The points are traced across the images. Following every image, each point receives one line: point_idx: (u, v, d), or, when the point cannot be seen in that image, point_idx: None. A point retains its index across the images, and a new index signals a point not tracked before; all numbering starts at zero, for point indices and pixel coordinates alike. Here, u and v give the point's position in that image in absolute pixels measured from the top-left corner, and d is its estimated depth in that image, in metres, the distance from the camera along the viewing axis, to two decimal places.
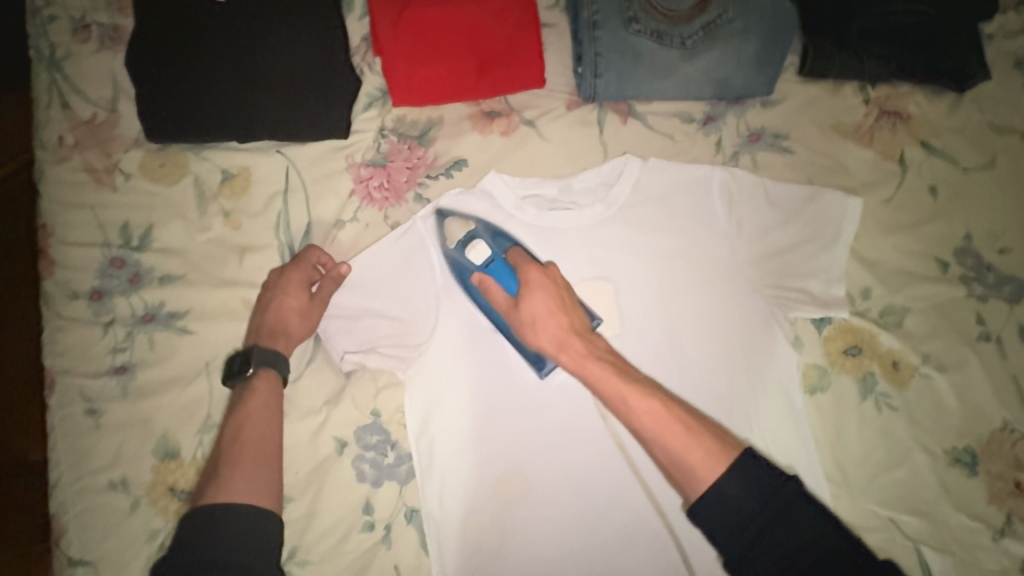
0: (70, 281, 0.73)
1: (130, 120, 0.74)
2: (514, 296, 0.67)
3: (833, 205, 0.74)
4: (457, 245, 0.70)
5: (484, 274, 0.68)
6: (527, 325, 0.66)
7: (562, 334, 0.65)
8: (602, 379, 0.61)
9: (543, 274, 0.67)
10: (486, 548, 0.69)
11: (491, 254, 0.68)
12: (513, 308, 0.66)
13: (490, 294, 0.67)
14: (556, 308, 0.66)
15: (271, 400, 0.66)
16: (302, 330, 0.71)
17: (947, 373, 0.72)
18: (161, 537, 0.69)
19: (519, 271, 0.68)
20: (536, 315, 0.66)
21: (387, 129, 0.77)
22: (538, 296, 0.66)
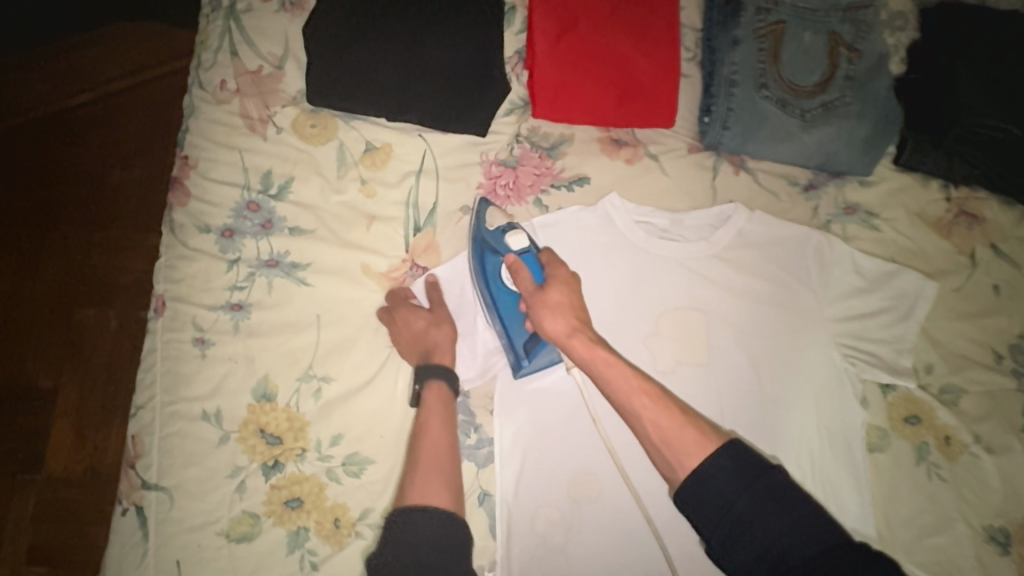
0: (203, 214, 0.76)
1: (293, 79, 0.80)
2: (539, 285, 0.71)
3: (912, 283, 0.82)
4: (499, 230, 0.75)
5: (519, 257, 0.72)
6: (544, 309, 0.70)
7: (577, 324, 0.69)
8: (609, 366, 0.65)
9: (571, 275, 0.72)
10: (551, 543, 0.72)
11: (528, 245, 0.73)
12: (537, 293, 0.71)
13: (517, 277, 0.72)
14: (574, 302, 0.70)
15: (443, 422, 0.70)
16: (442, 336, 0.74)
17: (993, 455, 0.78)
18: (242, 475, 0.71)
19: (549, 266, 0.72)
20: (553, 304, 0.70)
21: (522, 135, 0.83)
22: (562, 287, 0.71)
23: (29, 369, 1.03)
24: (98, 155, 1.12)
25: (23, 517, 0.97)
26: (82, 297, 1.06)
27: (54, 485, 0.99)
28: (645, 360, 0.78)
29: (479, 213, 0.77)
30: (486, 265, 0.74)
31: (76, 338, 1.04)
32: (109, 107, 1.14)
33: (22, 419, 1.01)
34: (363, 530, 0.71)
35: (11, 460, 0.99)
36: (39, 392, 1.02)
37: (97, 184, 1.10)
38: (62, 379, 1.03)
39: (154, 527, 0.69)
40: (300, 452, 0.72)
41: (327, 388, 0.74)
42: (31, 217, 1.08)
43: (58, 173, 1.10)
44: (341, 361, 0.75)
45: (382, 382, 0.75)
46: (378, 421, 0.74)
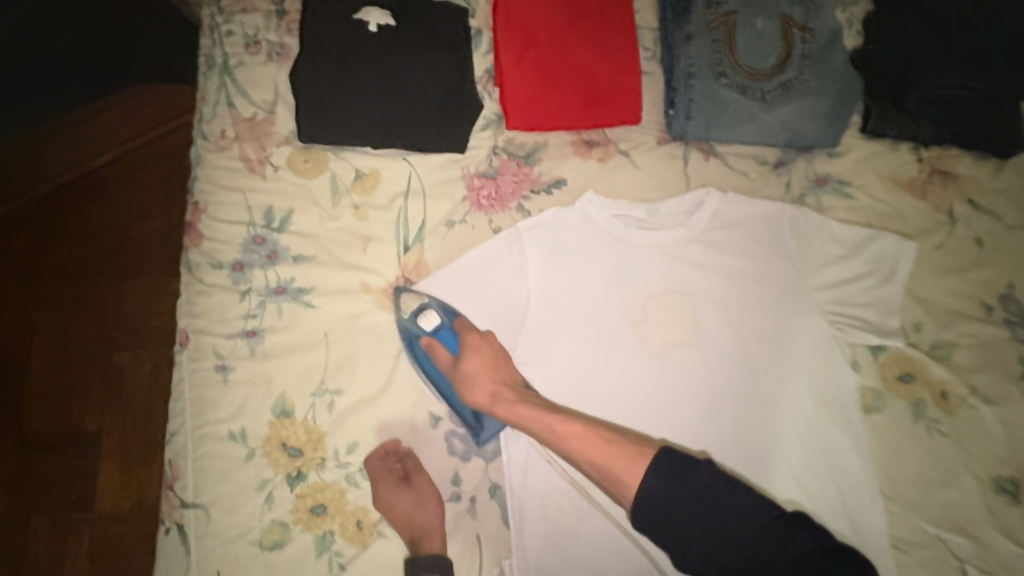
0: (215, 252, 0.83)
1: (284, 121, 0.87)
2: (455, 357, 0.78)
3: (891, 245, 0.84)
4: (410, 314, 0.81)
5: (433, 337, 0.79)
6: (465, 380, 0.76)
7: (500, 386, 0.75)
8: (534, 419, 0.71)
9: (481, 337, 0.78)
10: (562, 526, 0.76)
11: (440, 321, 0.80)
12: (454, 367, 0.77)
13: (436, 356, 0.79)
14: (491, 365, 0.76)
15: None
16: (433, 518, 0.76)
17: (993, 405, 0.79)
18: (269, 487, 0.76)
19: (461, 335, 0.79)
20: (472, 373, 0.76)
21: (499, 147, 0.89)
22: (473, 354, 0.76)
23: (74, 417, 1.12)
24: (122, 215, 1.21)
25: (79, 549, 1.07)
26: (121, 344, 1.15)
27: (104, 525, 1.07)
28: (635, 345, 0.82)
29: (396, 303, 0.83)
30: (413, 349, 0.81)
31: (113, 382, 1.13)
32: (130, 170, 1.23)
33: (71, 464, 1.10)
34: (385, 528, 0.76)
35: (66, 501, 1.08)
36: (84, 438, 1.11)
37: (124, 241, 1.20)
38: (104, 424, 1.11)
39: (194, 542, 0.76)
40: (320, 461, 0.78)
41: (339, 400, 0.79)
42: (67, 276, 1.18)
43: (89, 234, 1.20)
44: (349, 374, 0.80)
45: (390, 390, 0.81)
46: (390, 427, 0.80)
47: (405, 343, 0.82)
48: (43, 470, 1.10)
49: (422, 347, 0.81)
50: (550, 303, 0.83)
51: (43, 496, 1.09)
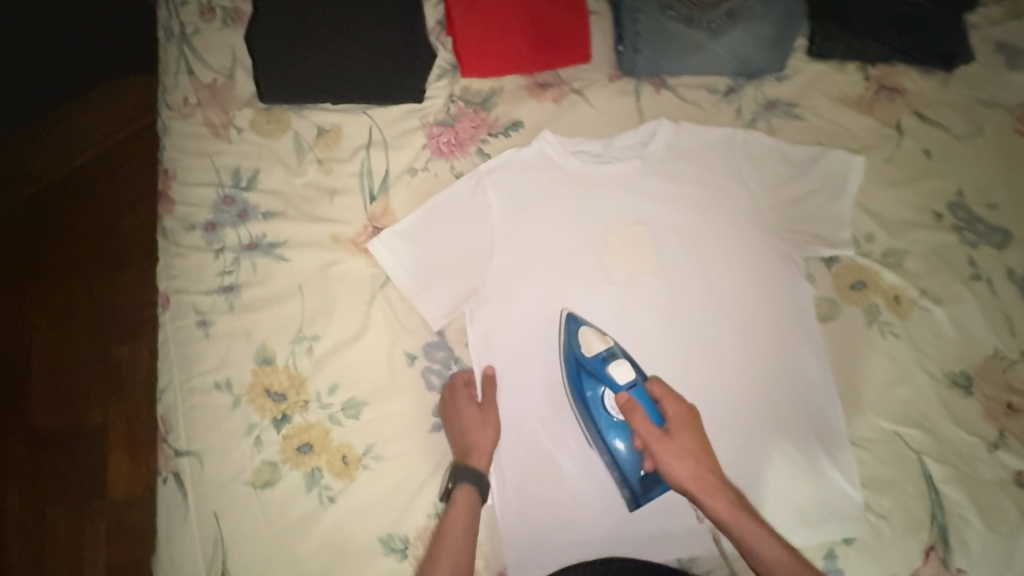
0: (187, 215, 0.86)
1: (244, 84, 0.89)
2: (662, 428, 0.74)
3: (840, 161, 0.86)
4: (599, 358, 0.78)
5: (630, 396, 0.75)
6: (677, 454, 0.72)
7: (708, 475, 0.72)
8: (740, 519, 0.70)
9: (689, 413, 0.75)
10: (536, 449, 0.80)
11: (634, 376, 0.77)
12: (664, 441, 0.73)
13: (636, 423, 0.74)
14: (699, 449, 0.73)
15: (470, 517, 0.74)
16: (489, 441, 0.78)
17: (943, 305, 0.82)
18: (257, 430, 0.81)
19: (663, 405, 0.75)
20: (684, 452, 0.73)
21: (455, 95, 0.91)
22: (686, 431, 0.74)
23: (78, 415, 1.16)
24: (102, 201, 1.24)
25: (97, 517, 1.12)
26: (118, 324, 1.19)
27: (118, 511, 1.13)
28: (598, 276, 0.84)
29: (568, 330, 0.81)
30: (583, 395, 0.78)
31: (115, 374, 1.17)
32: (105, 158, 1.25)
33: (80, 458, 1.14)
34: (369, 462, 0.80)
35: (79, 488, 1.13)
36: (90, 432, 1.15)
37: (109, 228, 1.23)
38: (110, 415, 1.16)
39: (190, 487, 0.80)
40: (304, 404, 0.81)
41: (317, 346, 0.83)
42: (56, 264, 1.21)
43: (73, 223, 1.23)
44: (325, 321, 0.84)
45: (366, 334, 0.84)
46: (368, 368, 0.83)
47: (377, 289, 0.86)
48: (53, 465, 1.14)
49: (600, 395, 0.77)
50: (515, 242, 0.85)
51: (51, 469, 1.14)
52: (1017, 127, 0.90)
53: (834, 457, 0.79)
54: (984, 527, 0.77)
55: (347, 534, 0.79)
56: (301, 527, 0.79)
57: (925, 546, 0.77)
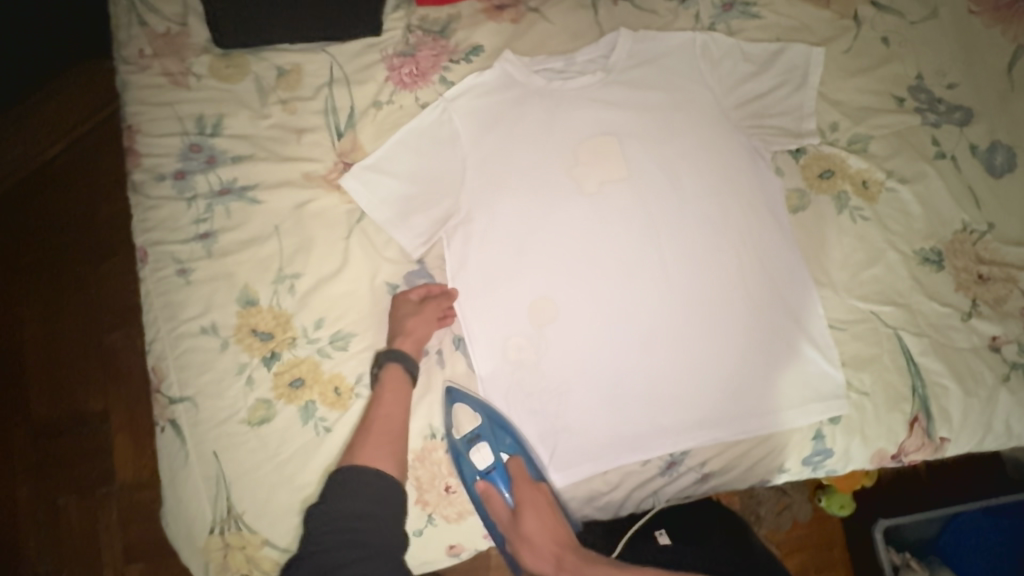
0: (156, 166, 0.86)
1: (199, 31, 0.88)
2: (512, 509, 0.80)
3: (799, 54, 0.87)
4: (463, 439, 0.82)
5: (488, 481, 0.81)
6: (525, 537, 0.79)
7: (560, 547, 0.78)
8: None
9: (534, 491, 0.80)
10: (525, 363, 0.82)
11: (492, 459, 0.81)
12: (513, 521, 0.80)
13: (492, 504, 0.81)
14: (546, 521, 0.79)
15: (399, 387, 0.79)
16: (421, 329, 0.81)
17: (910, 185, 0.84)
18: (248, 369, 0.82)
19: (514, 485, 0.81)
20: (531, 531, 0.79)
21: (413, 26, 0.90)
22: (533, 513, 0.79)
23: (76, 403, 1.15)
24: (76, 190, 1.21)
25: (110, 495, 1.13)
26: (103, 309, 1.18)
27: (128, 495, 1.13)
28: (570, 189, 0.85)
29: (446, 411, 0.82)
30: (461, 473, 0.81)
31: (108, 361, 1.17)
32: (70, 148, 1.21)
33: (82, 446, 1.14)
34: (362, 390, 0.81)
35: (86, 469, 1.14)
36: (91, 419, 1.15)
37: (85, 216, 1.20)
38: (109, 403, 1.16)
39: (189, 432, 0.81)
40: (292, 340, 0.82)
41: (299, 283, 0.84)
42: (36, 257, 1.19)
43: (48, 216, 1.20)
44: (305, 259, 0.84)
45: (348, 267, 0.85)
46: (352, 301, 0.84)
47: (354, 224, 0.86)
48: (57, 456, 1.14)
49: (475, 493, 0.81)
50: (484, 163, 0.86)
51: (56, 454, 1.14)
52: (971, 7, 0.91)
53: (814, 342, 0.81)
54: (962, 392, 0.80)
55: None
56: (301, 460, 0.80)
57: (909, 418, 0.80)
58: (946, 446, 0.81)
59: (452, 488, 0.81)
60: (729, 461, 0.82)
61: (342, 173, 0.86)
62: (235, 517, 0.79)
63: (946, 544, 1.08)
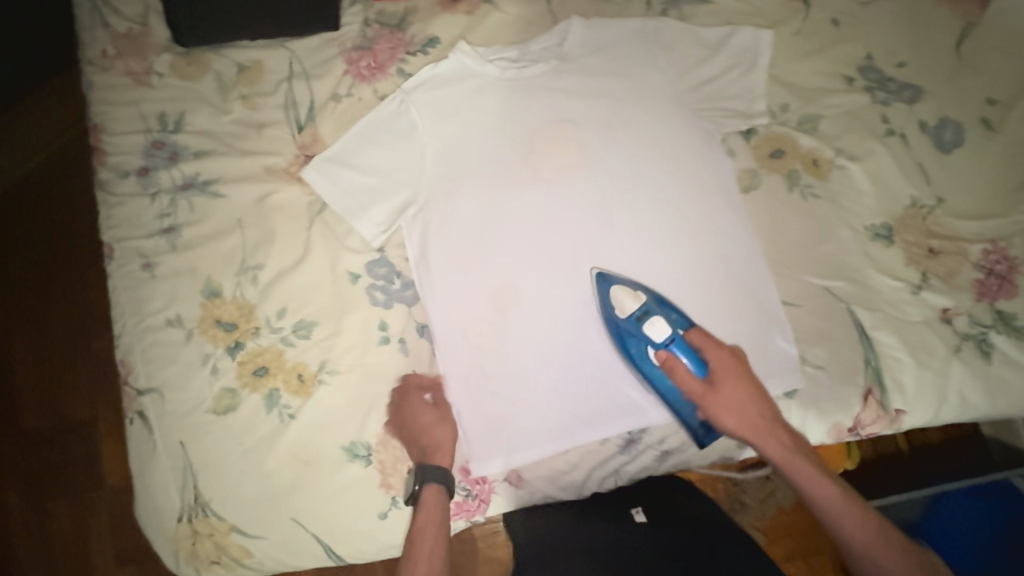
0: (120, 163, 0.87)
1: (160, 30, 0.90)
2: (707, 381, 0.75)
3: (748, 38, 0.88)
4: (633, 318, 0.78)
5: (669, 351, 0.76)
6: (723, 407, 0.74)
7: (764, 422, 0.74)
8: (808, 475, 0.72)
9: (732, 358, 0.75)
10: (486, 348, 0.83)
11: (672, 331, 0.76)
12: (707, 390, 0.75)
13: (676, 373, 0.75)
14: (750, 394, 0.75)
15: (439, 513, 0.74)
16: (449, 434, 0.81)
17: (859, 162, 0.85)
18: (212, 360, 0.83)
19: (705, 353, 0.76)
20: (729, 401, 0.74)
21: (370, 20, 0.92)
22: (731, 383, 0.75)
23: (61, 406, 1.16)
24: (50, 202, 1.20)
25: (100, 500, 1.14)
26: (82, 315, 1.19)
27: (118, 499, 1.14)
28: (527, 174, 0.87)
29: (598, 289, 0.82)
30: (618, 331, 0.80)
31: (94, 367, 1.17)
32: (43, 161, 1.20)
33: (68, 451, 1.15)
34: (325, 378, 0.83)
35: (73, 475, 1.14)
36: (77, 425, 1.16)
37: (63, 225, 1.20)
38: (95, 409, 1.16)
39: (156, 423, 0.83)
40: (255, 330, 0.84)
41: (262, 274, 0.85)
42: (16, 270, 1.19)
43: (27, 231, 1.19)
44: (267, 250, 0.86)
45: (310, 257, 0.86)
46: (314, 290, 0.86)
47: (315, 215, 0.88)
48: (45, 462, 1.15)
49: (643, 349, 0.78)
50: (443, 152, 0.87)
51: (44, 458, 1.15)
52: None
53: (768, 319, 0.82)
54: (914, 364, 0.81)
55: (311, 447, 0.82)
56: (265, 446, 0.82)
57: (863, 390, 0.81)
58: (901, 418, 0.82)
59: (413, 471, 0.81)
60: (687, 437, 0.83)
61: (303, 166, 0.88)
62: (202, 504, 0.81)
63: (930, 529, 1.03)
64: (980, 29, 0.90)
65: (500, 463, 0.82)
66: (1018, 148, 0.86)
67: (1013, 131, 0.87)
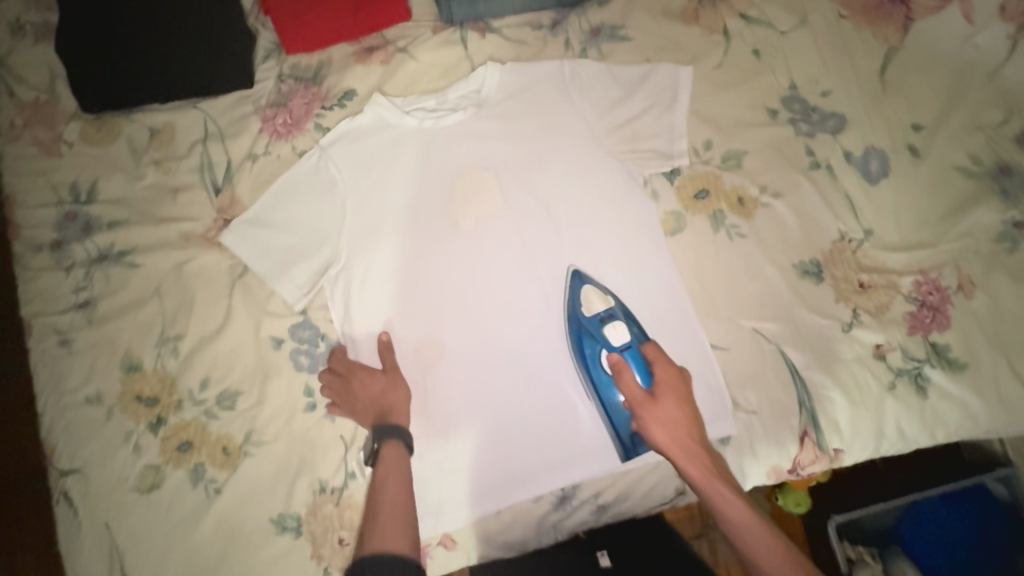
0: (33, 237, 0.85)
1: (67, 98, 0.88)
2: (649, 391, 0.74)
3: (668, 74, 0.86)
4: (595, 317, 0.79)
5: (622, 356, 0.76)
6: (659, 419, 0.72)
7: (691, 444, 0.71)
8: (727, 501, 0.67)
9: (679, 377, 0.74)
10: (412, 408, 0.82)
11: (628, 339, 0.77)
12: (647, 400, 0.73)
13: (622, 377, 0.75)
14: (686, 413, 0.73)
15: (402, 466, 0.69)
16: (400, 398, 0.77)
17: (784, 198, 0.84)
18: (135, 437, 0.81)
19: (655, 367, 0.75)
20: (665, 415, 0.72)
21: (284, 74, 0.90)
22: (672, 398, 0.73)
23: None
24: None
25: None
26: None
27: None
28: (449, 228, 0.85)
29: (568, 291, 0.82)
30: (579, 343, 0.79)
31: None
32: None
33: None
34: (250, 449, 0.81)
35: None
36: None
37: None
38: None
39: (80, 504, 0.80)
40: (177, 403, 0.82)
41: (183, 344, 0.83)
42: None
43: None
44: (186, 319, 0.84)
45: (231, 323, 0.84)
46: (238, 358, 0.84)
47: (235, 280, 0.86)
48: None
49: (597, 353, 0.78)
50: (361, 208, 0.85)
51: None
52: (841, 12, 0.90)
53: (698, 366, 0.80)
54: (847, 403, 0.80)
55: (238, 520, 0.80)
56: (191, 522, 0.80)
57: (798, 432, 0.80)
58: (841, 457, 0.80)
59: (345, 541, 0.80)
60: (623, 490, 0.82)
61: (220, 229, 0.86)
62: None
63: (908, 532, 0.98)
64: (904, 50, 0.88)
65: (429, 526, 0.80)
66: (944, 173, 0.85)
67: (939, 157, 0.85)
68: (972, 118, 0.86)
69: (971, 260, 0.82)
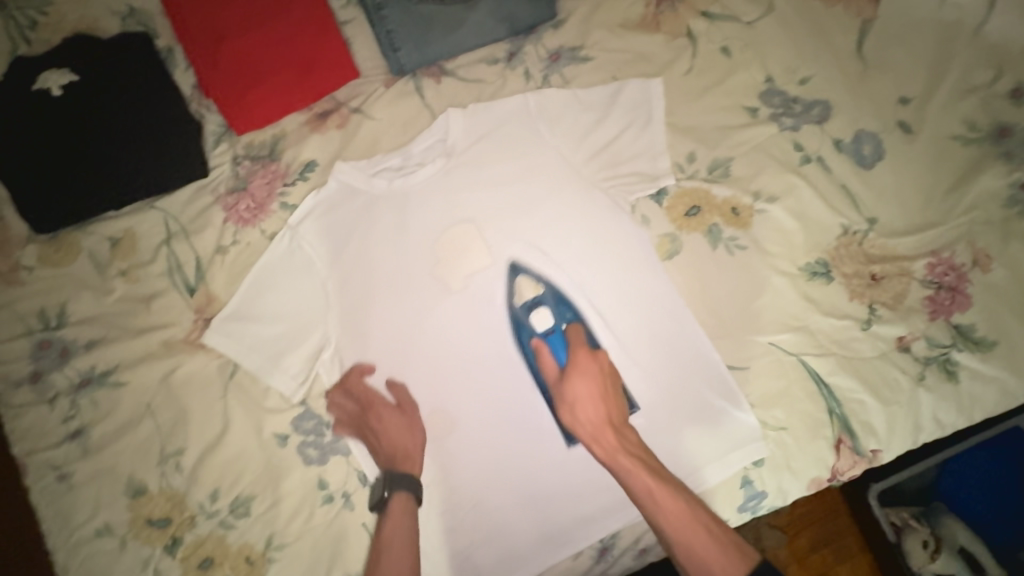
0: (9, 372, 0.81)
1: (17, 222, 0.84)
2: (562, 370, 0.74)
3: (637, 90, 0.82)
4: (524, 304, 0.79)
5: (543, 339, 0.77)
6: (571, 399, 0.72)
7: (598, 423, 0.71)
8: (630, 473, 0.68)
9: (591, 358, 0.74)
10: (431, 484, 0.79)
11: (552, 323, 0.78)
12: (559, 381, 0.74)
13: (542, 359, 0.75)
14: (595, 393, 0.73)
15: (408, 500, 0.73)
16: (412, 437, 0.77)
17: (779, 201, 0.80)
18: (153, 563, 0.77)
19: (571, 347, 0.75)
20: (577, 398, 0.72)
21: (240, 156, 0.86)
22: (582, 378, 0.73)
23: None
24: None
25: None
26: None
27: None
28: (436, 287, 0.80)
29: (508, 282, 0.79)
30: (520, 338, 0.78)
31: None
32: None
33: None
34: (274, 555, 0.78)
35: None
36: None
37: None
38: None
39: None
40: (191, 520, 0.78)
41: (185, 458, 0.80)
42: None
43: None
44: (185, 431, 0.80)
45: (231, 426, 0.81)
46: (244, 461, 0.80)
47: (228, 382, 0.82)
48: None
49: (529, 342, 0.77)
50: (342, 284, 0.81)
51: None
52: None
53: (719, 392, 0.77)
54: (879, 403, 0.76)
55: None
56: None
57: (834, 442, 0.76)
58: (880, 457, 0.76)
59: None
60: None
61: (202, 331, 0.82)
62: None
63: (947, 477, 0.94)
64: (877, 23, 0.84)
65: None
66: (940, 145, 0.81)
67: (933, 129, 0.81)
68: (960, 82, 0.82)
69: (983, 232, 0.79)
